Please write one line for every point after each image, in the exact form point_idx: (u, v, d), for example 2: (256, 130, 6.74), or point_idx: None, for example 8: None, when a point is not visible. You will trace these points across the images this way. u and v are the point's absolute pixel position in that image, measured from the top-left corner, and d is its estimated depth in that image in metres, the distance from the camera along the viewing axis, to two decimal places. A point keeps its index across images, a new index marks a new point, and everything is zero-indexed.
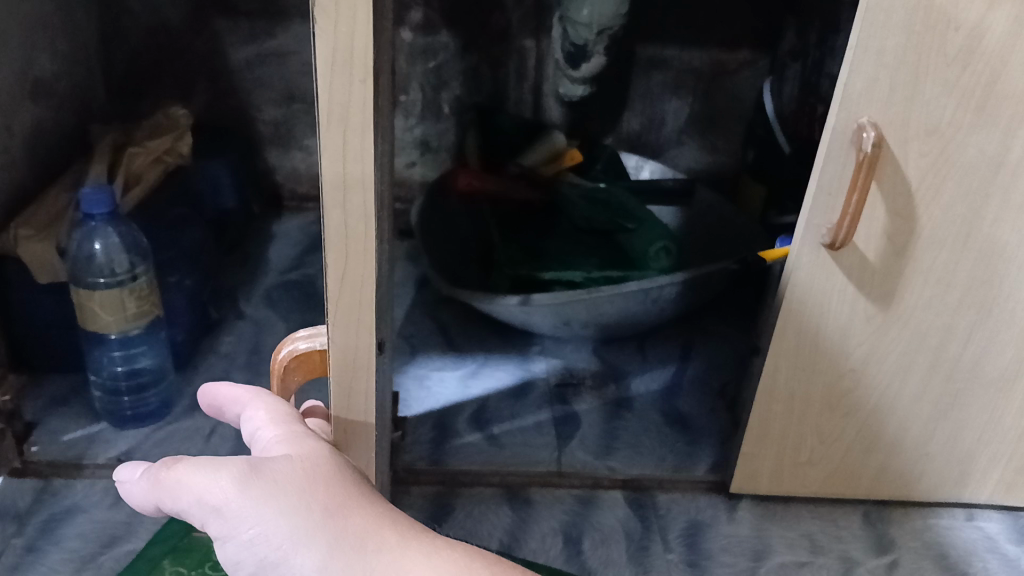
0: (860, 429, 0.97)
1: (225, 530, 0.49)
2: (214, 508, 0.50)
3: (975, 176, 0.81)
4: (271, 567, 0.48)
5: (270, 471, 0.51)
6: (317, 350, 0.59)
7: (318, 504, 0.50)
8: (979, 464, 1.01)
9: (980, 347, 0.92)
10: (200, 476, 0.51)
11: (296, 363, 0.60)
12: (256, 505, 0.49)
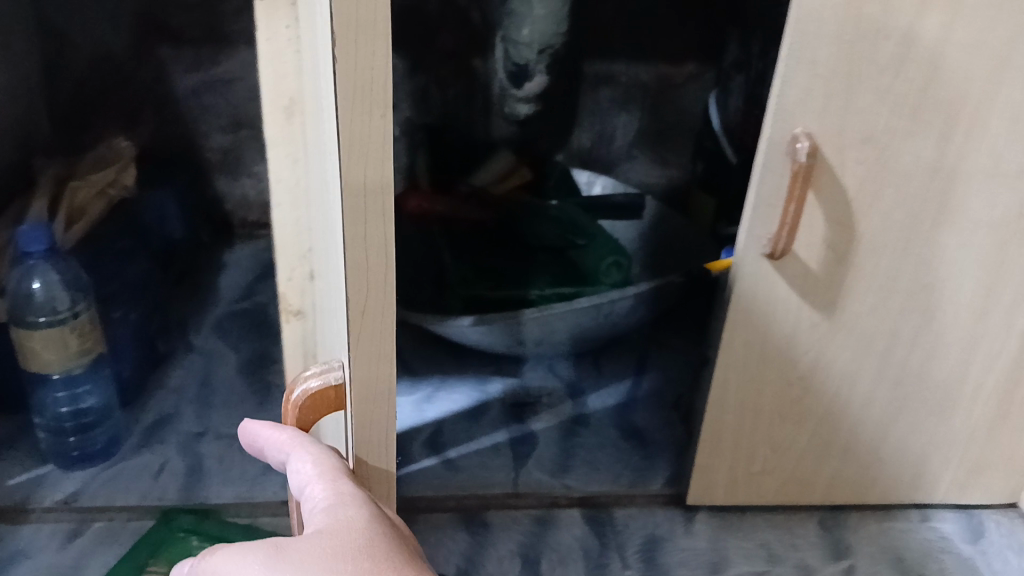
0: (812, 437, 0.98)
1: None
2: None
3: (913, 182, 0.82)
4: None
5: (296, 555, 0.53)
6: (330, 384, 0.59)
7: None
8: (931, 466, 1.03)
9: (925, 350, 0.93)
10: (230, 565, 0.53)
11: (311, 402, 0.61)
12: None
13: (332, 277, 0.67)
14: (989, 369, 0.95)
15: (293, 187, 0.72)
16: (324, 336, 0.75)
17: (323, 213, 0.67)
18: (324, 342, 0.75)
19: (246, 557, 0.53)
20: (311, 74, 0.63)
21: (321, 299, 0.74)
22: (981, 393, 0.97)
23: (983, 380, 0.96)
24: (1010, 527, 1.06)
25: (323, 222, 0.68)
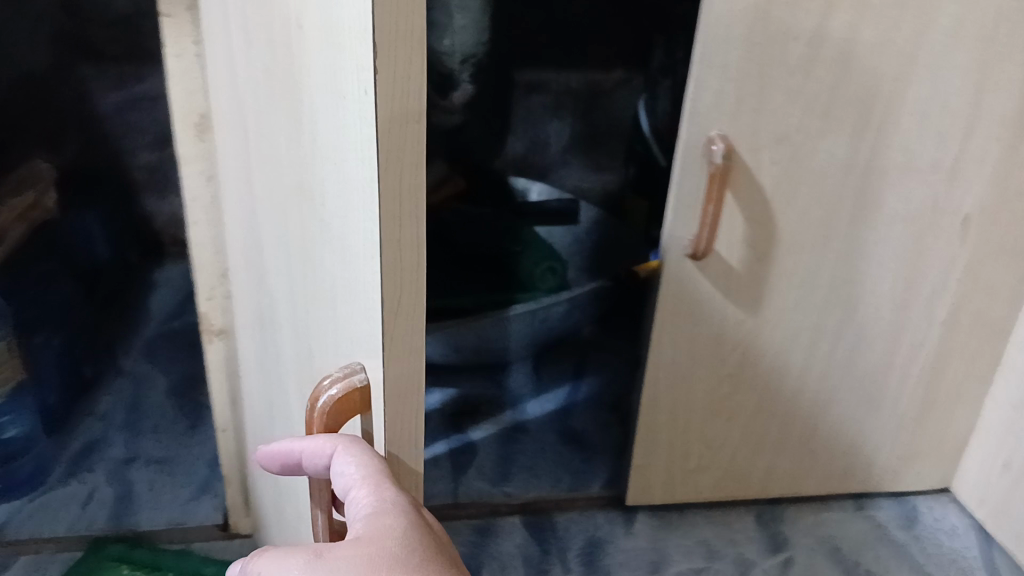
0: (745, 432, 0.99)
1: None
2: None
3: (828, 179, 0.84)
4: None
5: (334, 564, 0.42)
6: (356, 387, 0.46)
7: None
8: (862, 456, 1.05)
9: (850, 343, 0.95)
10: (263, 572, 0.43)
11: (335, 409, 0.46)
12: None
13: (283, 315, 0.58)
14: (914, 359, 0.97)
15: (207, 204, 0.72)
16: (248, 356, 0.74)
17: (242, 232, 0.66)
18: (248, 362, 0.74)
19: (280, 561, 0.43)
20: (252, 91, 0.55)
21: (240, 316, 0.73)
22: (907, 381, 0.99)
23: (907, 369, 0.98)
24: (942, 511, 1.09)
25: (267, 254, 0.59)
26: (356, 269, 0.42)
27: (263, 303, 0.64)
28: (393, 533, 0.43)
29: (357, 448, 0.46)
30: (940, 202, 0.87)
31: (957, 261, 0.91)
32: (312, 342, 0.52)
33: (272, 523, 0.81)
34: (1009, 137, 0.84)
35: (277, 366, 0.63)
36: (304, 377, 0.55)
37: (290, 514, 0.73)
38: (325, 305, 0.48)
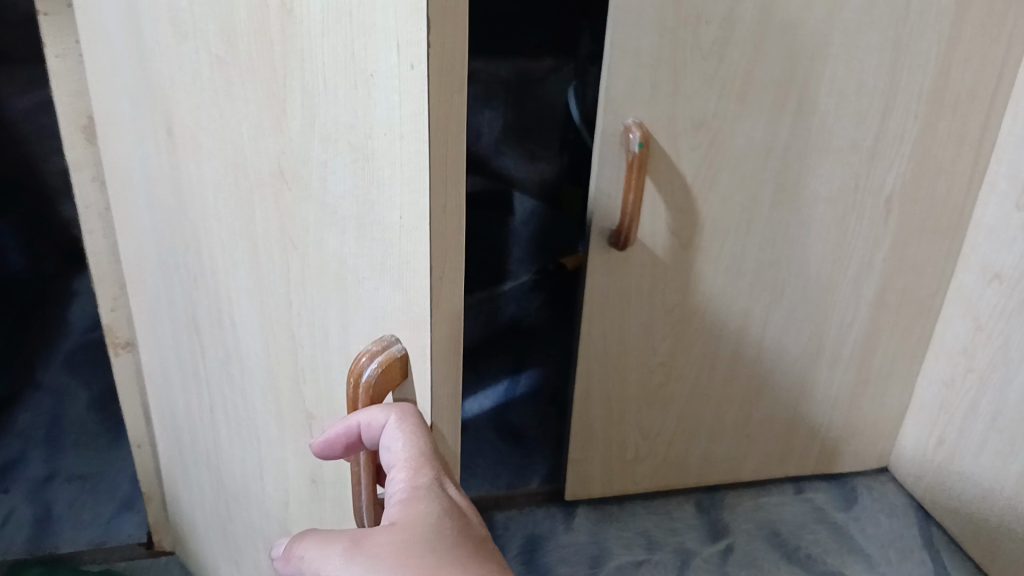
0: (680, 418, 0.99)
1: None
2: None
3: (748, 163, 0.83)
4: None
5: (371, 554, 0.38)
6: (395, 354, 0.40)
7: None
8: (799, 439, 1.05)
9: (779, 325, 0.95)
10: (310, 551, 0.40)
11: (380, 382, 0.41)
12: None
13: (244, 314, 0.53)
14: (845, 337, 0.97)
15: (104, 211, 0.70)
16: (160, 361, 0.72)
17: (160, 241, 0.62)
18: (161, 369, 0.72)
19: (322, 543, 0.40)
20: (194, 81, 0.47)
21: (141, 320, 0.71)
22: (841, 361, 0.99)
23: (839, 351, 0.98)
24: (880, 490, 1.09)
25: (218, 250, 0.53)
26: (384, 257, 0.39)
27: (183, 304, 0.62)
28: (428, 520, 0.39)
29: (399, 416, 0.41)
30: (861, 183, 0.87)
31: (880, 242, 0.91)
32: (297, 336, 0.48)
33: (207, 535, 0.79)
34: (926, 116, 0.84)
35: (209, 367, 0.62)
36: (281, 373, 0.52)
37: (230, 518, 0.72)
38: (326, 297, 0.44)
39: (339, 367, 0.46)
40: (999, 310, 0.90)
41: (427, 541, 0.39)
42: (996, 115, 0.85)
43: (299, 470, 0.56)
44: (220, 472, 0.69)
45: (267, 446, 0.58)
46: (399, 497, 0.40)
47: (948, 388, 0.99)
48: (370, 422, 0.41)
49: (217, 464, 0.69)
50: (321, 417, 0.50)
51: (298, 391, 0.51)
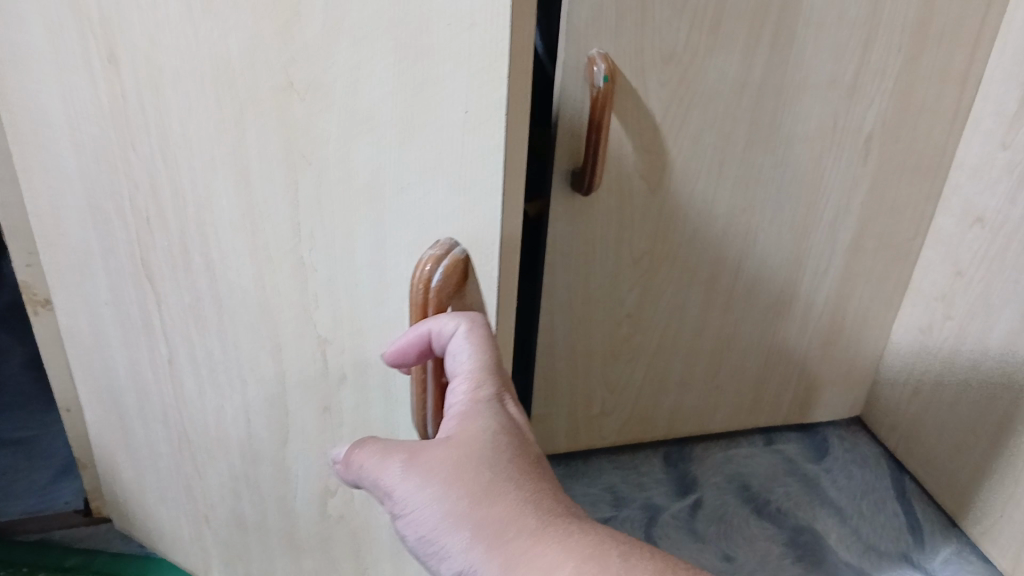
0: (648, 370, 0.96)
1: (398, 514, 0.42)
2: (387, 492, 0.42)
3: (720, 100, 0.77)
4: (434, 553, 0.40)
5: (424, 464, 0.41)
6: (462, 260, 0.43)
7: (479, 499, 0.39)
8: (769, 389, 1.02)
9: (752, 274, 0.91)
10: (375, 461, 0.43)
11: (448, 287, 0.43)
12: (415, 494, 0.40)
13: (228, 248, 0.49)
14: (820, 285, 0.93)
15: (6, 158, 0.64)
16: (77, 323, 0.65)
17: (68, 193, 0.54)
18: (81, 330, 0.65)
19: (386, 454, 0.42)
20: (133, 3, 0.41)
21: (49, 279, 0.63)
22: (814, 310, 0.95)
23: (810, 299, 0.94)
24: (852, 441, 1.07)
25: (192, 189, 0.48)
26: (440, 158, 0.40)
27: (113, 252, 0.55)
28: (485, 434, 0.41)
29: (471, 320, 0.43)
30: (838, 124, 0.81)
31: (859, 186, 0.86)
32: (306, 260, 0.47)
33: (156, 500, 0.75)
34: (910, 50, 0.78)
35: (162, 318, 0.57)
36: (287, 303, 0.50)
37: (187, 478, 0.68)
38: (351, 210, 0.44)
39: (369, 283, 0.47)
40: (981, 255, 0.86)
41: (482, 454, 0.40)
42: (982, 50, 0.80)
43: (304, 406, 0.55)
44: (173, 432, 0.65)
45: (256, 387, 0.56)
46: (460, 408, 0.42)
47: (922, 335, 0.96)
48: (443, 330, 0.43)
49: (165, 425, 0.65)
50: (338, 339, 0.50)
51: (308, 316, 0.50)
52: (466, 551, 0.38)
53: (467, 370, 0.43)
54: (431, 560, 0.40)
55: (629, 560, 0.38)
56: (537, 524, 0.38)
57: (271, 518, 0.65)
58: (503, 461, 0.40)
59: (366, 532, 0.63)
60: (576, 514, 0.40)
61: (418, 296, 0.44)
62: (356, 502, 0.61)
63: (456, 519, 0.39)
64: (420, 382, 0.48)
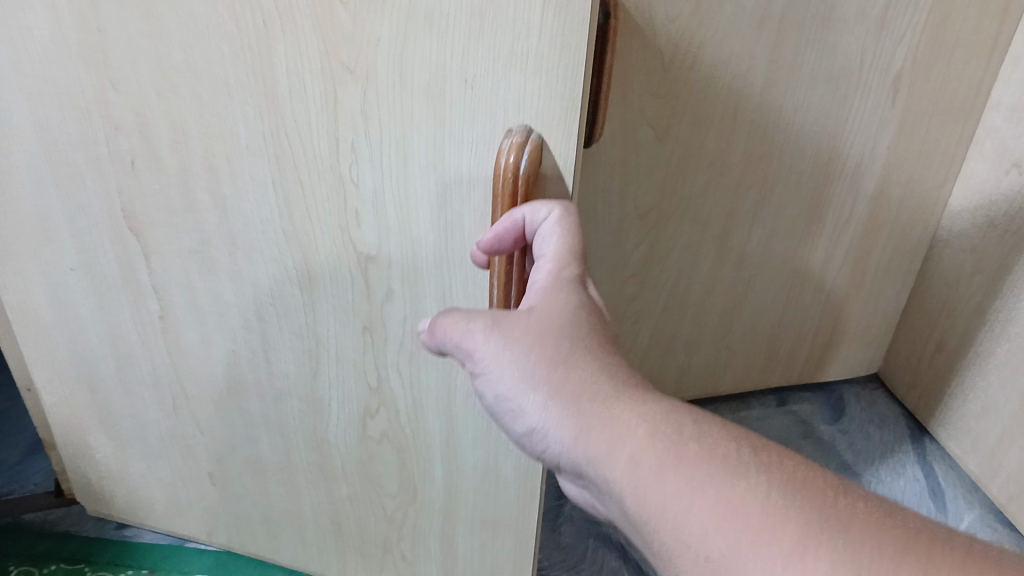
0: (655, 329, 0.90)
1: (480, 380, 0.41)
2: (470, 357, 0.41)
3: (736, 37, 0.69)
4: (518, 417, 0.39)
5: (509, 330, 0.40)
6: (540, 142, 0.45)
7: (569, 366, 0.38)
8: (782, 348, 0.96)
9: (768, 228, 0.84)
10: (457, 326, 0.42)
11: (531, 172, 0.45)
12: (502, 357, 0.40)
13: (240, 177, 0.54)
14: (838, 240, 0.87)
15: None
16: (59, 281, 0.66)
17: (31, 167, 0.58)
18: (67, 285, 0.66)
19: (469, 319, 0.42)
20: None
21: None
22: (833, 263, 0.88)
23: (823, 260, 0.88)
24: (870, 401, 1.02)
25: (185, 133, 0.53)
26: (509, 54, 0.43)
27: (121, 203, 0.59)
28: (566, 307, 0.40)
29: (557, 208, 0.44)
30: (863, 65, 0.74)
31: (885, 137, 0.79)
32: (348, 175, 0.51)
33: (167, 452, 0.77)
34: None
35: (177, 259, 0.61)
36: (317, 219, 0.54)
37: (210, 421, 0.73)
38: (404, 127, 0.47)
39: (423, 187, 0.50)
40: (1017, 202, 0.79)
41: (563, 326, 0.40)
42: None
43: (343, 329, 0.61)
44: (194, 376, 0.69)
45: (278, 295, 0.60)
46: (545, 281, 0.43)
47: (950, 291, 0.90)
48: (530, 217, 0.45)
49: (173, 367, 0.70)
50: (384, 252, 0.54)
51: (348, 228, 0.54)
52: (545, 410, 0.38)
53: (551, 256, 0.44)
54: (507, 422, 0.40)
55: (703, 423, 0.36)
56: (617, 397, 0.37)
57: (306, 446, 0.71)
58: (590, 334, 0.40)
59: (409, 450, 0.67)
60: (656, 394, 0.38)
61: (502, 185, 0.45)
62: (401, 419, 0.65)
63: (536, 379, 0.38)
64: (505, 275, 0.49)
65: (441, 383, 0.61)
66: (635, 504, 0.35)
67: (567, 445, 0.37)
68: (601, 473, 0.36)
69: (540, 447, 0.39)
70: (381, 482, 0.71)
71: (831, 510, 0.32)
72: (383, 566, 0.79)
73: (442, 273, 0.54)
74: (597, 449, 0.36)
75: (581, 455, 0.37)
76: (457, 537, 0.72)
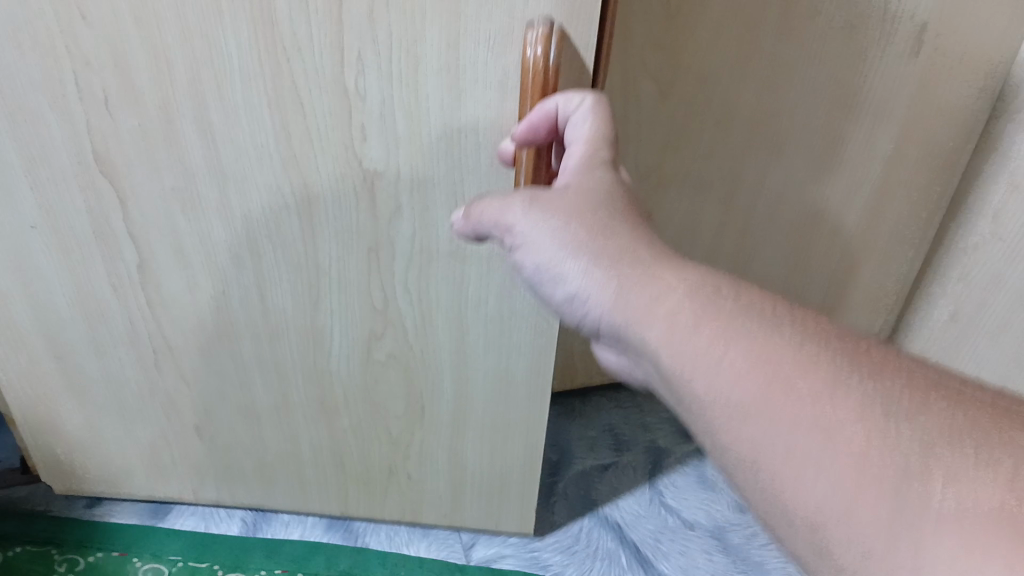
0: (680, 202, 1.13)
1: (519, 248, 0.59)
2: (510, 228, 0.60)
3: None
4: (550, 269, 0.57)
5: (545, 203, 0.59)
6: (556, 46, 0.66)
7: (600, 234, 0.56)
8: (750, 254, 1.21)
9: (781, 172, 1.11)
10: (496, 203, 0.61)
11: (553, 79, 0.67)
12: (540, 223, 0.58)
13: (250, 109, 0.73)
14: (856, 190, 1.15)
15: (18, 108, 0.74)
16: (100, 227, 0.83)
17: (78, 135, 0.76)
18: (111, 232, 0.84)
19: (509, 201, 0.60)
20: None
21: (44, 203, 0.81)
22: (840, 206, 1.16)
23: (800, 179, 1.12)
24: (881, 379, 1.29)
25: (226, 70, 0.71)
26: None
27: (139, 120, 0.74)
28: (594, 180, 0.60)
29: (588, 97, 0.65)
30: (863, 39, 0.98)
31: (865, 101, 1.04)
32: (357, 88, 0.72)
33: (177, 357, 0.96)
34: None
35: (198, 162, 0.77)
36: (330, 129, 0.75)
37: (238, 340, 0.94)
38: (414, 35, 0.68)
39: (435, 86, 0.71)
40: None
41: (590, 195, 0.59)
42: None
43: (346, 251, 0.85)
44: (212, 296, 0.90)
45: (295, 207, 0.81)
46: (575, 166, 0.62)
47: (879, 204, 1.18)
48: (564, 105, 0.66)
49: (203, 298, 0.90)
50: (405, 143, 0.76)
51: (362, 130, 0.75)
52: (583, 273, 0.55)
53: (582, 137, 0.64)
54: (547, 281, 0.58)
55: (733, 290, 0.52)
56: (644, 264, 0.54)
57: (316, 355, 0.95)
58: (613, 207, 0.58)
59: (415, 347, 0.93)
60: (680, 267, 0.54)
61: (539, 80, 0.67)
62: (410, 326, 0.91)
63: (573, 247, 0.56)
64: (530, 159, 0.70)
65: (444, 275, 0.86)
66: (670, 350, 0.50)
67: (604, 303, 0.54)
68: (635, 328, 0.53)
69: (574, 307, 0.56)
70: (384, 376, 0.97)
71: (892, 377, 0.45)
72: (394, 453, 1.06)
73: (455, 175, 0.78)
74: (633, 309, 0.52)
75: (612, 302, 0.53)
76: (465, 413, 1.00)
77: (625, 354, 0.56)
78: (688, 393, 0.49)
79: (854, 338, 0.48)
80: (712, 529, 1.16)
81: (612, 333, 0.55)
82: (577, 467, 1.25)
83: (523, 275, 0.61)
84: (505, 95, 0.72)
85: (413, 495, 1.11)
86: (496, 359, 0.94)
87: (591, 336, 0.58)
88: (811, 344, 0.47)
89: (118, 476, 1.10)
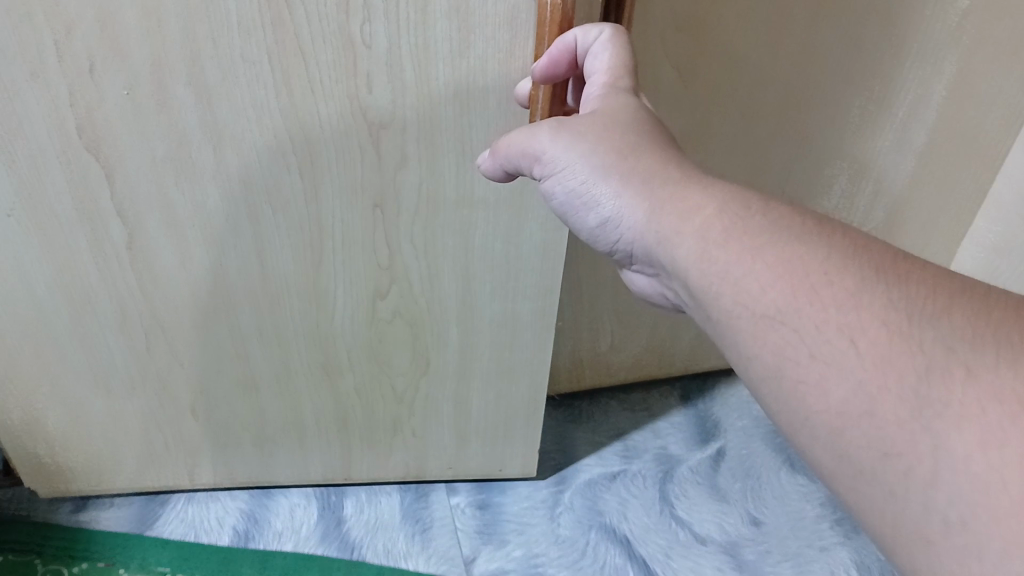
0: (724, 122, 0.95)
1: (550, 175, 0.60)
2: (538, 157, 0.61)
3: None
4: (583, 195, 0.58)
5: (572, 129, 0.60)
6: None
7: (631, 153, 0.57)
8: (799, 177, 1.04)
9: (837, 79, 0.93)
10: (522, 135, 0.63)
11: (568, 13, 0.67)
12: (568, 148, 0.59)
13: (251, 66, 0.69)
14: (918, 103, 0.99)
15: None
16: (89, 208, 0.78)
17: (61, 110, 0.70)
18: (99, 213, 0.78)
19: (535, 132, 0.61)
20: None
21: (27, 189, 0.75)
22: (898, 124, 1.01)
23: (851, 112, 0.98)
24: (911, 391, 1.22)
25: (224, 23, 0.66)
26: None
27: (128, 87, 0.69)
28: (617, 104, 0.61)
29: (606, 28, 0.65)
30: (907, 27, 0.90)
31: (907, 86, 0.97)
32: (363, 35, 0.68)
33: (171, 334, 0.91)
34: None
35: (192, 125, 0.73)
36: (334, 80, 0.71)
37: (237, 311, 0.90)
38: None
39: (444, 27, 0.69)
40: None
41: (616, 119, 0.59)
42: None
43: (350, 207, 0.81)
44: (209, 269, 0.85)
45: (297, 166, 0.77)
46: (597, 93, 0.63)
47: (941, 131, 1.03)
48: (582, 37, 0.66)
49: (200, 270, 0.86)
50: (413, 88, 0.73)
51: (367, 80, 0.72)
52: (615, 197, 0.56)
53: (603, 67, 0.64)
54: (581, 206, 0.59)
55: (758, 208, 0.52)
56: (674, 181, 0.55)
57: (319, 317, 0.92)
58: (640, 129, 0.59)
59: (422, 299, 0.92)
60: (709, 185, 0.54)
61: (557, 14, 0.66)
62: (417, 278, 0.89)
63: (603, 172, 0.57)
64: (547, 97, 0.70)
65: (452, 222, 0.84)
66: (697, 267, 0.52)
67: (638, 224, 0.55)
68: (666, 245, 0.54)
69: (608, 231, 0.58)
70: (390, 332, 0.95)
71: (914, 289, 0.45)
72: (399, 408, 1.05)
73: (462, 121, 0.76)
74: (665, 226, 0.53)
75: (648, 220, 0.54)
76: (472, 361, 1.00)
77: (657, 274, 0.58)
78: (721, 306, 0.50)
79: (883, 244, 0.49)
80: (725, 545, 1.09)
81: (644, 254, 0.57)
82: (583, 475, 1.18)
83: (552, 203, 0.62)
84: (516, 38, 0.70)
85: (418, 451, 1.11)
86: (502, 306, 0.94)
87: (622, 258, 0.61)
88: (838, 249, 0.47)
89: (108, 466, 1.06)
